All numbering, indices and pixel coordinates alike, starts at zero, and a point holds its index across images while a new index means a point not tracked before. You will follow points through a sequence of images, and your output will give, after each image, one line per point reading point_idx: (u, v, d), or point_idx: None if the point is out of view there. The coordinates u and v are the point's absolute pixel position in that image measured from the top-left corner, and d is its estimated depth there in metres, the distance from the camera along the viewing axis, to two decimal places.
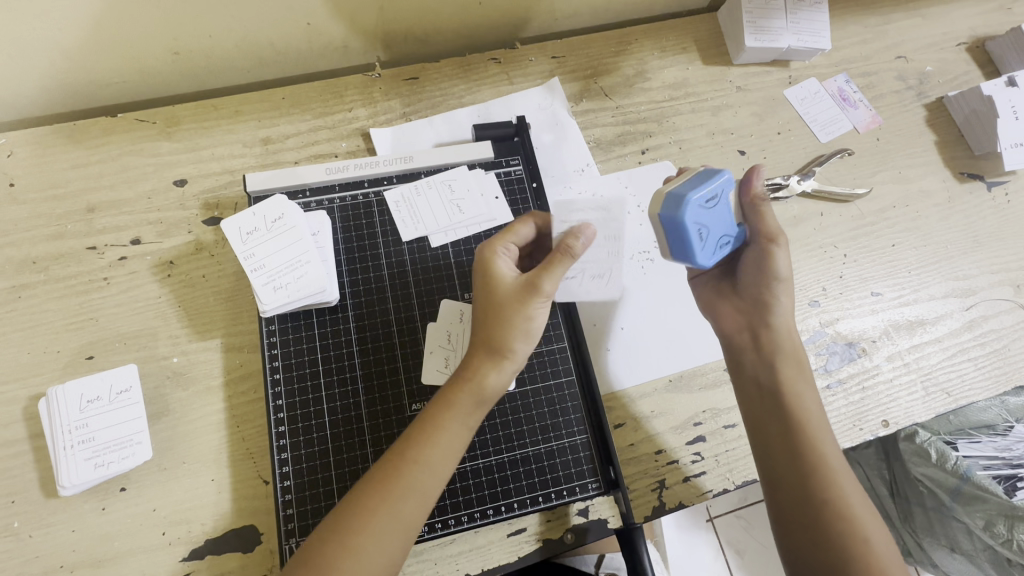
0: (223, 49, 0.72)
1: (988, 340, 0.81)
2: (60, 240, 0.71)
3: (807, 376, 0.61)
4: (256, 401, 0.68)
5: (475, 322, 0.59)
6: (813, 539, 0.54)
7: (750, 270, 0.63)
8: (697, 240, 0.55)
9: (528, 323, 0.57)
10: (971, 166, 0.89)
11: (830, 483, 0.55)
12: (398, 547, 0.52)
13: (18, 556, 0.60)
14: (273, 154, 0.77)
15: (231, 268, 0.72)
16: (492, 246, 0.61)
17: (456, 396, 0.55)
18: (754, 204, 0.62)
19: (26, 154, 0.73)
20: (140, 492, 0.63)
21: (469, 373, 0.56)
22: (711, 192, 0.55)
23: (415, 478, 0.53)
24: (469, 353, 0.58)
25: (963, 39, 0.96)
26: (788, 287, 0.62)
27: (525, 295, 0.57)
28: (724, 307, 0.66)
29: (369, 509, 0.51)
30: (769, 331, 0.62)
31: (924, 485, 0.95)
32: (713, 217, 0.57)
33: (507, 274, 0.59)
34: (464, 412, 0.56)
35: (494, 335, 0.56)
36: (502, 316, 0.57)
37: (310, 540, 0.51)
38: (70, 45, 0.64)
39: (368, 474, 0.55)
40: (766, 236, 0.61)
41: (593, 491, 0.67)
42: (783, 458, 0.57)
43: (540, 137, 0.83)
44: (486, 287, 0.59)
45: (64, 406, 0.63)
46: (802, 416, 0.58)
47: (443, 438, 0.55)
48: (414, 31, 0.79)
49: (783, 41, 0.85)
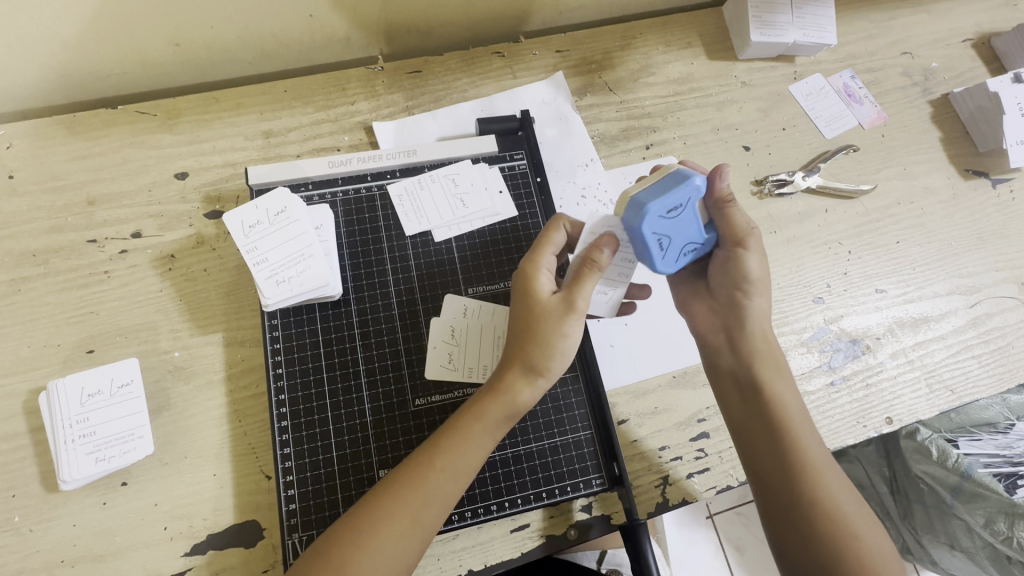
0: (225, 41, 0.71)
1: (992, 337, 0.81)
2: (60, 232, 0.70)
3: (788, 378, 0.60)
4: (258, 396, 0.67)
5: (511, 330, 0.59)
6: (805, 540, 0.53)
7: (718, 272, 0.63)
8: (656, 249, 0.58)
9: (564, 340, 0.56)
10: (976, 163, 0.89)
11: (814, 483, 0.55)
12: (411, 553, 0.51)
13: (17, 550, 0.60)
14: (275, 148, 0.76)
15: (233, 262, 0.71)
16: (539, 256, 0.60)
17: (486, 406, 0.55)
18: (722, 205, 0.61)
19: (25, 146, 0.72)
20: (141, 487, 0.63)
21: (500, 383, 0.56)
22: (673, 203, 0.56)
23: (437, 483, 0.53)
24: (502, 364, 0.58)
25: (968, 36, 0.96)
26: (762, 289, 0.61)
27: (561, 310, 0.56)
28: (696, 309, 0.66)
29: (389, 512, 0.51)
30: (744, 335, 0.61)
31: (925, 482, 0.94)
32: (675, 225, 0.58)
33: (548, 287, 0.59)
34: (492, 425, 0.55)
35: (531, 346, 0.56)
36: (538, 330, 0.56)
37: (322, 540, 0.51)
38: (70, 35, 0.64)
39: (388, 477, 0.54)
40: (734, 238, 0.60)
41: (597, 487, 0.67)
42: (768, 459, 0.57)
43: (544, 131, 0.82)
44: (526, 296, 0.58)
45: (64, 400, 0.62)
46: (784, 419, 0.57)
47: (470, 448, 0.55)
48: (417, 24, 0.78)
49: (789, 36, 0.85)
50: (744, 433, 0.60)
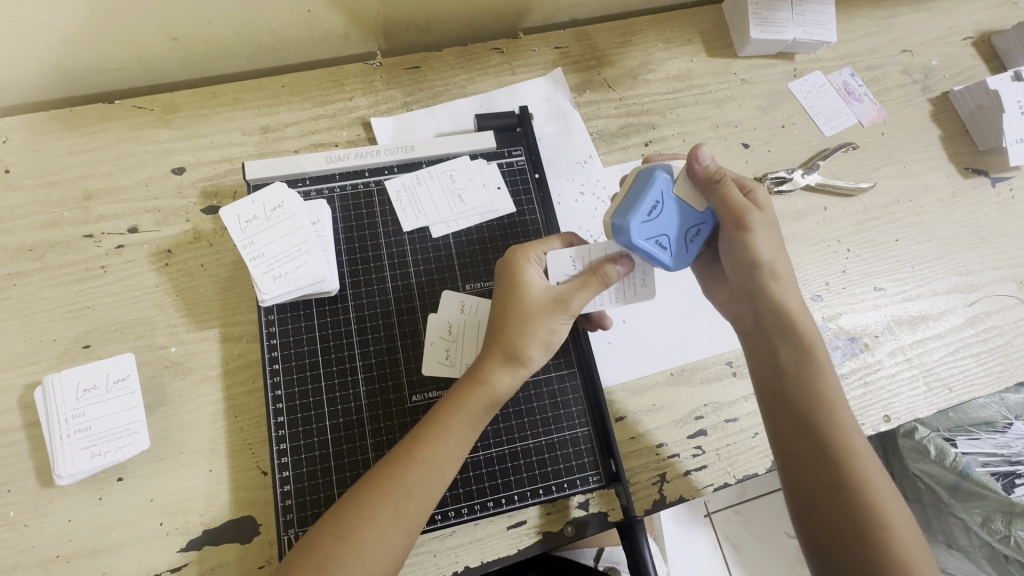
0: (223, 36, 0.71)
1: (990, 336, 0.81)
2: (56, 227, 0.70)
3: (823, 357, 0.58)
4: (255, 392, 0.67)
5: (490, 322, 0.59)
6: (833, 525, 0.54)
7: (728, 255, 0.60)
8: (661, 251, 0.57)
9: (546, 335, 0.57)
10: (976, 161, 0.89)
11: (844, 470, 0.54)
12: (399, 546, 0.51)
13: (13, 545, 0.60)
14: (272, 143, 0.76)
15: (229, 258, 0.71)
16: (528, 252, 0.60)
17: (466, 397, 0.55)
18: (706, 188, 0.56)
19: (21, 140, 0.72)
20: (137, 482, 0.63)
21: (480, 374, 0.56)
22: (649, 204, 0.56)
23: (419, 475, 0.53)
24: (483, 355, 0.57)
25: (968, 34, 0.96)
26: (775, 269, 0.58)
27: (551, 308, 0.56)
28: (724, 293, 0.65)
29: (372, 507, 0.51)
30: (773, 317, 0.59)
31: (923, 482, 0.96)
32: (663, 222, 0.57)
33: (541, 284, 0.58)
34: (472, 415, 0.55)
35: (512, 338, 0.56)
36: (521, 324, 0.56)
37: (308, 539, 0.51)
38: (67, 29, 0.63)
39: (370, 471, 0.54)
40: (731, 220, 0.56)
41: (593, 484, 0.67)
42: (800, 448, 0.57)
43: (542, 128, 0.82)
44: (512, 289, 0.58)
45: (60, 395, 0.62)
46: (819, 404, 0.57)
47: (452, 438, 0.54)
48: (415, 19, 0.78)
49: (789, 34, 0.85)
50: (773, 422, 0.59)
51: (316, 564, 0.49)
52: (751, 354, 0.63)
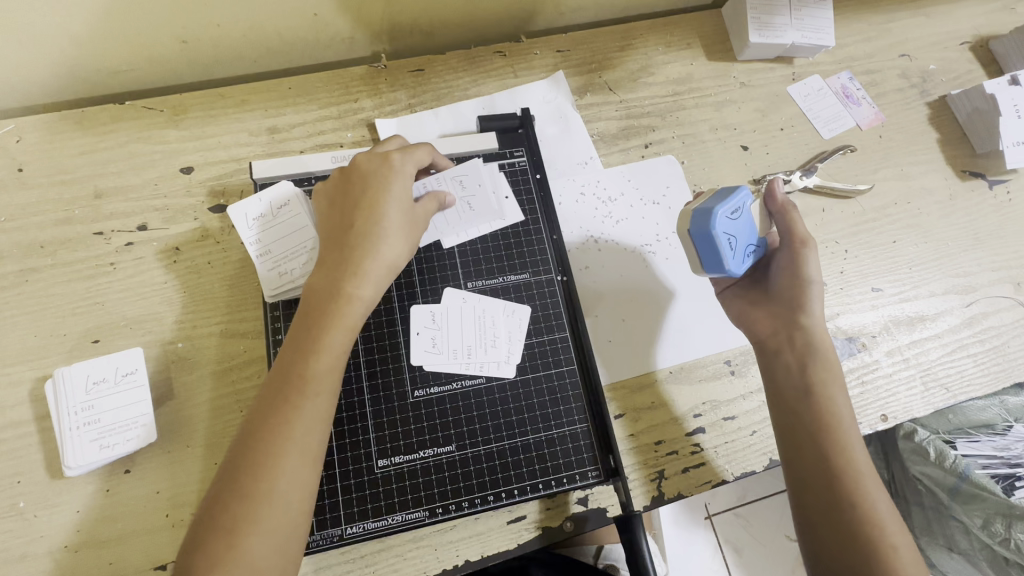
0: (231, 39, 0.72)
1: (987, 337, 0.81)
2: (68, 225, 0.71)
3: (839, 379, 0.64)
4: (260, 386, 0.68)
5: (336, 245, 0.62)
6: (841, 536, 0.57)
7: (781, 273, 0.68)
8: (727, 249, 0.61)
9: (399, 250, 0.63)
10: (974, 164, 0.90)
11: (857, 490, 0.58)
12: (314, 454, 0.55)
13: (22, 535, 0.61)
14: (279, 143, 0.78)
15: (236, 255, 0.72)
16: (364, 177, 0.64)
17: (334, 311, 0.59)
18: (783, 209, 0.69)
19: (33, 140, 0.73)
20: (144, 474, 0.64)
21: (344, 289, 0.60)
22: (736, 205, 0.61)
23: (311, 389, 0.56)
24: (345, 266, 0.61)
25: (967, 39, 0.97)
26: (820, 291, 0.66)
27: (405, 219, 0.64)
28: (759, 313, 0.69)
29: (274, 434, 0.54)
30: (805, 334, 0.65)
31: (923, 483, 0.96)
32: (737, 226, 0.62)
33: (391, 202, 0.63)
34: (348, 322, 0.59)
35: (367, 257, 0.61)
36: (380, 232, 0.62)
37: (224, 467, 0.53)
38: (80, 32, 0.65)
39: (267, 396, 0.56)
40: (796, 238, 0.67)
41: (592, 479, 0.67)
42: (811, 461, 0.60)
43: (544, 130, 0.83)
44: (362, 212, 0.63)
45: (71, 388, 0.63)
46: (832, 423, 0.62)
47: (332, 349, 0.58)
48: (419, 23, 0.79)
49: (788, 38, 0.86)
50: (788, 441, 0.63)
51: (242, 497, 0.51)
52: (775, 369, 0.66)
